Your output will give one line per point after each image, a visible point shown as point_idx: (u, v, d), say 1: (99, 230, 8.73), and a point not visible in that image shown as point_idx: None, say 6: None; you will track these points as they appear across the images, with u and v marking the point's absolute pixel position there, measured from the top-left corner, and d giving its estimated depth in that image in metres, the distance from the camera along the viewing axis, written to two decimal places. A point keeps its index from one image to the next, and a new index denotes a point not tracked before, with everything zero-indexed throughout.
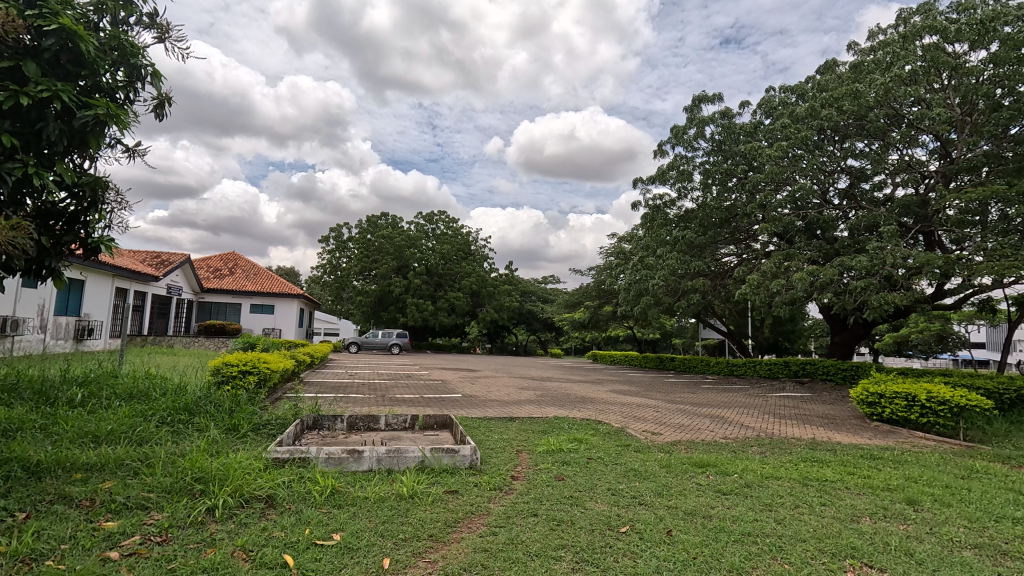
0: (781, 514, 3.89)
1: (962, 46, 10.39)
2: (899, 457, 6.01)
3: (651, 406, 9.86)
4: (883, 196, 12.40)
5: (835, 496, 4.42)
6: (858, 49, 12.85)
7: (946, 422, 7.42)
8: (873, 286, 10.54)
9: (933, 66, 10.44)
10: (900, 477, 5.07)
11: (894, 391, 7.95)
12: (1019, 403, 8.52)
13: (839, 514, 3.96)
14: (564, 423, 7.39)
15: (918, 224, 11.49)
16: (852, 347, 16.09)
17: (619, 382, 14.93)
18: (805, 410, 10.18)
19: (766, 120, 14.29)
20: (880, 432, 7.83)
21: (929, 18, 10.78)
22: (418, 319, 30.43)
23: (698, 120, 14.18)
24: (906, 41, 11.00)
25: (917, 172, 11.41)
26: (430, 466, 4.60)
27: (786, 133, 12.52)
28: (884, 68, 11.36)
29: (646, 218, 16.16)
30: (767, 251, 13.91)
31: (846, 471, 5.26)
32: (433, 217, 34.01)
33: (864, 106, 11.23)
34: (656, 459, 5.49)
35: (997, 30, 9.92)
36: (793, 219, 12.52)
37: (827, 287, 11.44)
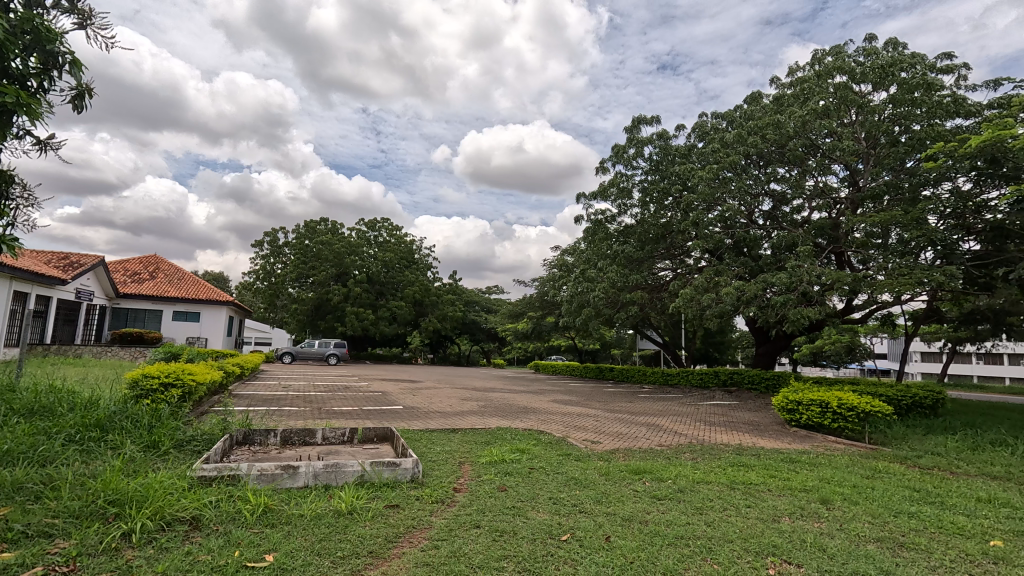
0: (710, 516, 4.12)
1: (866, 86, 11.56)
2: (814, 460, 6.51)
3: (590, 416, 10.08)
4: (801, 218, 13.48)
5: (759, 498, 4.72)
6: (779, 83, 13.96)
7: (854, 426, 8.12)
8: (792, 301, 11.37)
9: (843, 103, 11.57)
10: (815, 478, 5.50)
11: (811, 398, 8.62)
12: (915, 409, 9.50)
13: (763, 514, 4.24)
14: (507, 433, 7.44)
15: (831, 245, 12.58)
16: (774, 357, 17.25)
17: (560, 393, 15.20)
18: (733, 417, 10.77)
19: (699, 143, 15.17)
20: (798, 436, 8.46)
21: (840, 59, 11.91)
22: (358, 329, 29.61)
23: (637, 140, 14.85)
24: (821, 79, 12.08)
25: (830, 197, 12.50)
26: (369, 481, 4.48)
27: (716, 156, 13.36)
28: (803, 101, 12.47)
29: (588, 232, 16.53)
30: (699, 266, 14.76)
31: (769, 474, 5.64)
32: (375, 224, 33.28)
33: (785, 135, 12.18)
34: (596, 467, 5.63)
35: (895, 75, 11.16)
36: (722, 237, 13.34)
37: (752, 301, 12.23)
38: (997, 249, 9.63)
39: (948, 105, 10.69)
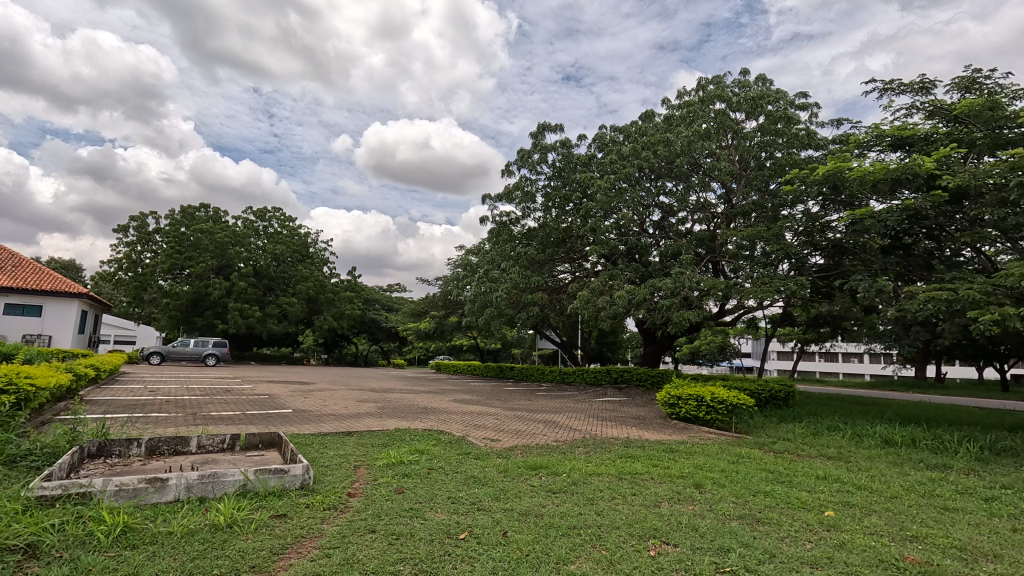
0: (600, 506, 4.37)
1: (741, 114, 12.98)
2: (690, 449, 7.18)
3: (490, 414, 10.21)
4: (684, 229, 14.77)
5: (643, 486, 5.09)
6: (669, 104, 15.19)
7: (723, 417, 9.07)
8: (675, 305, 12.43)
9: (721, 127, 12.88)
10: (690, 466, 6.06)
11: (689, 393, 9.49)
12: (771, 401, 10.85)
13: (646, 501, 4.59)
14: (405, 434, 7.28)
15: (708, 254, 13.94)
16: (658, 356, 18.74)
17: (461, 392, 15.22)
18: (622, 412, 11.51)
19: (598, 153, 16.02)
20: (678, 428, 9.27)
21: (720, 88, 13.25)
22: (243, 327, 27.23)
23: (541, 145, 15.31)
24: (704, 104, 13.34)
25: (709, 212, 13.85)
26: (253, 490, 4.14)
27: (613, 167, 14.20)
28: (689, 122, 13.68)
29: (493, 232, 16.73)
30: (595, 270, 15.60)
31: (651, 463, 6.11)
32: (266, 214, 30.85)
33: (673, 152, 13.28)
34: (494, 465, 5.72)
35: (763, 107, 12.65)
36: (617, 243, 14.23)
37: (642, 304, 13.17)
38: (836, 263, 11.29)
39: (803, 137, 12.35)
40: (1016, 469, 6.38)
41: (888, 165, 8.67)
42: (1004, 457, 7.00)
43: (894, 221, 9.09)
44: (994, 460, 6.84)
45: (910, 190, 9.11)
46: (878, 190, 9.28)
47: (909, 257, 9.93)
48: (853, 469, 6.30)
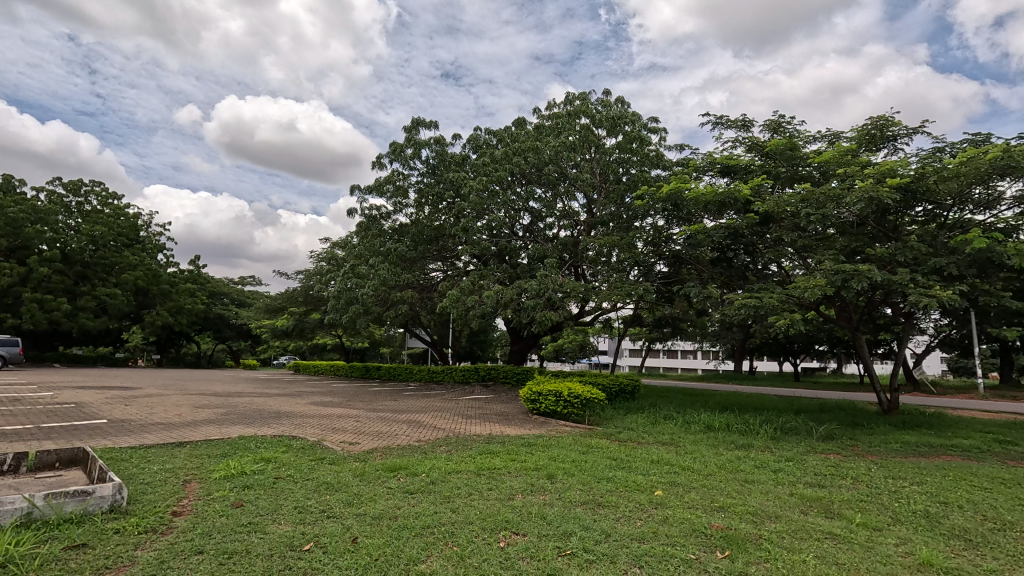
0: (457, 503, 4.43)
1: (602, 131, 14.10)
2: (546, 442, 7.60)
3: (352, 417, 9.76)
4: (551, 234, 15.61)
5: (500, 480, 5.28)
6: (540, 114, 15.92)
7: (578, 411, 9.76)
8: (539, 305, 13.07)
9: (585, 141, 13.87)
10: (545, 458, 6.43)
11: (548, 389, 10.06)
12: (620, 394, 11.96)
13: (501, 494, 4.76)
14: (251, 443, 6.64)
15: (571, 259, 14.91)
16: (524, 354, 19.54)
17: (321, 394, 14.30)
18: (487, 409, 11.78)
19: (472, 154, 16.22)
20: (538, 422, 9.76)
21: (585, 104, 14.26)
22: (44, 322, 22.54)
23: (415, 141, 15.05)
24: (571, 118, 14.26)
25: (573, 219, 14.81)
26: (42, 519, 3.47)
27: (486, 169, 14.50)
28: (557, 134, 14.51)
29: (361, 226, 16.03)
30: (466, 269, 15.79)
31: (510, 458, 6.35)
32: (80, 188, 25.91)
33: (542, 160, 13.95)
34: (350, 469, 5.47)
35: (621, 126, 13.87)
36: (487, 244, 14.56)
37: (509, 304, 13.64)
38: (676, 271, 12.82)
39: (653, 157, 13.73)
40: (797, 444, 7.87)
41: (717, 189, 10.07)
42: (790, 435, 8.57)
43: (720, 237, 10.59)
44: (783, 438, 8.34)
45: (732, 212, 10.68)
46: (708, 210, 10.73)
47: (731, 269, 11.65)
48: (680, 453, 7.22)
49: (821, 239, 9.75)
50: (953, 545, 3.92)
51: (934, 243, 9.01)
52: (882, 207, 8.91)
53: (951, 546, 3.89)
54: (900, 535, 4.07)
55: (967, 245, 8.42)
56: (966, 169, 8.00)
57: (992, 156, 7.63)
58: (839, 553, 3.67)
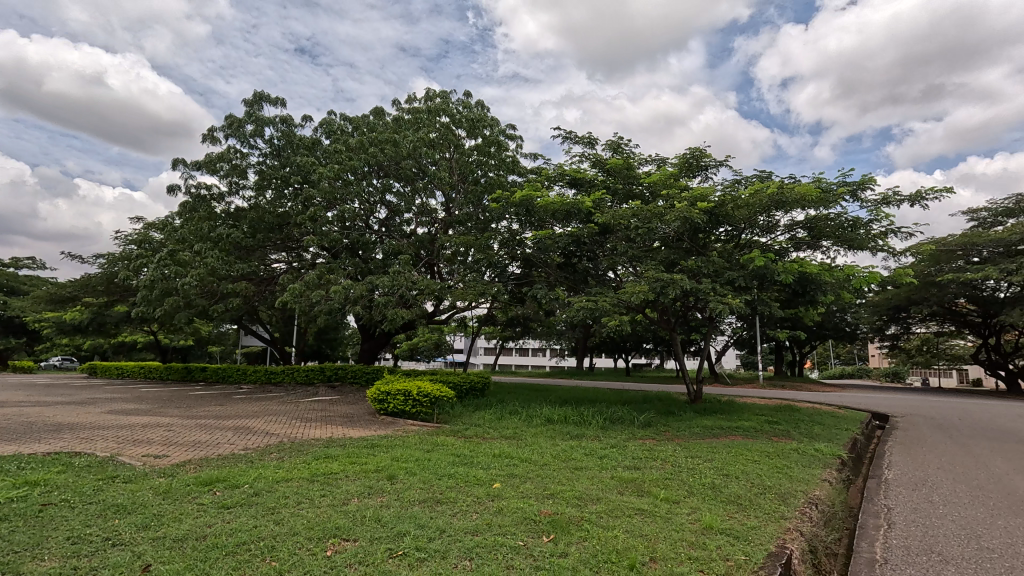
0: (281, 514, 4.09)
1: (462, 132, 14.26)
2: (391, 443, 7.43)
3: (162, 425, 8.44)
4: (408, 230, 15.33)
5: (335, 485, 5.00)
6: (400, 106, 15.52)
7: (427, 409, 9.69)
8: (392, 302, 12.73)
9: (445, 139, 13.88)
10: (387, 459, 6.27)
11: (397, 388, 9.81)
12: (470, 391, 12.19)
13: (334, 500, 4.52)
14: (12, 464, 5.35)
15: (428, 257, 14.81)
16: (376, 353, 18.86)
17: (125, 400, 12.12)
18: (330, 411, 11.11)
19: (325, 139, 15.20)
20: (384, 423, 9.47)
21: (446, 103, 14.28)
22: None
23: (257, 117, 13.60)
24: (432, 115, 14.17)
25: (430, 216, 14.69)
26: None
27: (340, 157, 13.71)
28: (416, 129, 14.29)
29: (186, 207, 13.99)
30: (314, 262, 14.75)
31: (349, 461, 6.06)
32: None
33: (400, 154, 13.61)
34: (152, 486, 4.72)
35: (481, 130, 14.17)
36: (338, 237, 13.80)
37: (359, 301, 13.06)
38: (527, 273, 13.50)
39: (509, 162, 14.20)
40: (621, 432, 8.81)
41: (564, 198, 10.84)
42: (616, 424, 9.57)
43: (565, 243, 11.42)
44: (611, 427, 9.28)
45: (577, 221, 11.57)
46: (556, 217, 11.50)
47: (574, 273, 12.62)
48: (521, 445, 7.60)
49: (648, 251, 11.08)
50: (728, 509, 4.73)
51: (731, 259, 10.79)
52: (694, 226, 10.42)
53: (727, 510, 4.68)
54: (691, 505, 4.80)
55: (752, 262, 10.25)
56: (754, 199, 9.72)
57: (772, 190, 9.39)
58: (643, 526, 4.18)
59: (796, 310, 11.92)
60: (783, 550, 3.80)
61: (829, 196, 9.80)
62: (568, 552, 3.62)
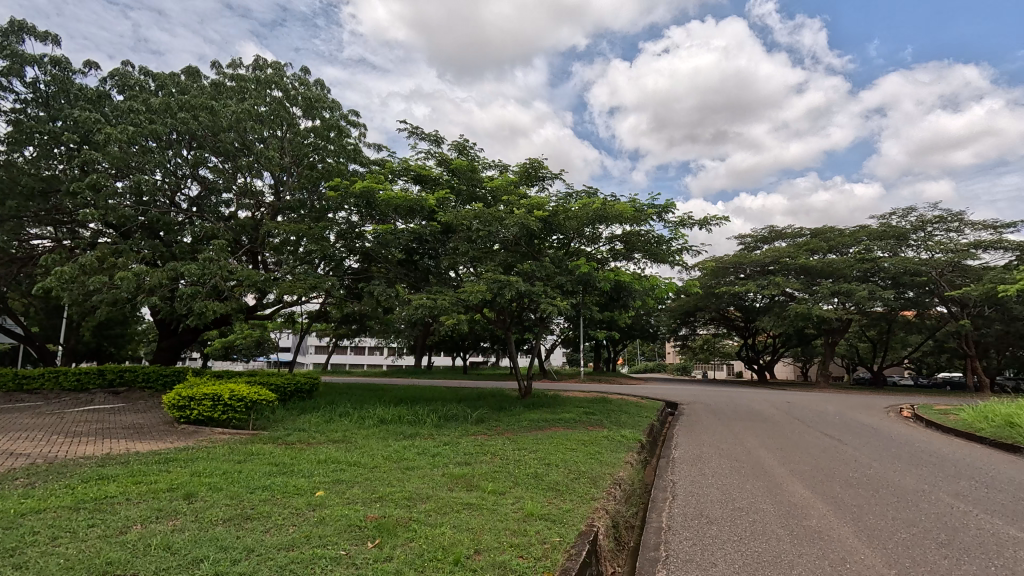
0: (26, 556, 3.24)
1: (297, 110, 13.05)
2: (192, 455, 6.43)
3: None
4: (226, 212, 13.52)
5: (109, 512, 4.14)
6: (221, 70, 13.57)
7: (241, 415, 8.61)
8: (200, 294, 11.05)
9: (275, 116, 12.54)
10: (185, 474, 5.41)
11: (203, 393, 8.52)
12: (295, 393, 11.19)
13: (107, 531, 3.74)
14: None
15: (250, 244, 13.24)
16: (178, 352, 16.20)
17: None
18: (111, 422, 9.21)
19: (117, 95, 12.62)
20: (184, 433, 8.16)
21: (279, 76, 12.93)
22: None
23: (13, 52, 10.67)
24: (261, 86, 12.72)
25: (255, 199, 13.14)
26: None
27: (137, 118, 11.50)
28: (241, 99, 12.66)
29: None
30: (94, 241, 12.14)
31: (132, 481, 5.08)
32: None
33: (219, 125, 11.90)
34: None
35: (319, 111, 13.13)
36: (131, 214, 11.65)
37: (156, 290, 11.09)
38: (365, 268, 12.90)
39: (350, 150, 13.30)
40: (455, 430, 8.95)
41: (407, 194, 10.63)
42: (450, 421, 9.69)
43: (406, 240, 11.19)
44: (445, 424, 9.36)
45: (420, 218, 11.43)
46: (398, 213, 11.20)
47: (415, 271, 12.46)
48: (350, 449, 7.20)
49: (487, 252, 11.44)
50: (548, 496, 5.11)
51: (561, 265, 11.72)
52: (530, 232, 11.06)
53: (547, 497, 5.05)
54: (515, 495, 5.07)
55: (578, 268, 11.26)
56: (582, 211, 10.68)
57: (597, 205, 10.42)
58: (470, 519, 4.28)
59: (612, 313, 13.42)
60: (591, 529, 4.23)
61: (641, 215, 11.24)
62: (393, 555, 3.53)
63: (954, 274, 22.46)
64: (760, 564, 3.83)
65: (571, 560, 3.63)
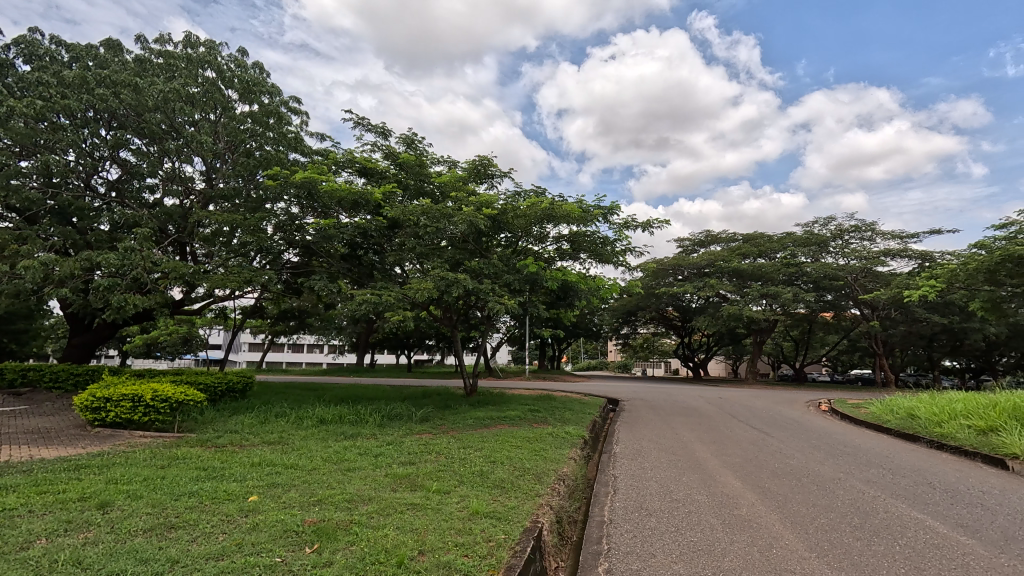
0: None
1: (232, 93, 12.31)
2: (108, 461, 5.92)
3: None
4: (151, 199, 12.58)
5: (7, 527, 3.73)
6: (146, 45, 12.55)
7: (164, 417, 8.00)
8: (119, 286, 10.17)
9: (208, 98, 11.75)
10: (99, 482, 4.97)
11: (121, 393, 7.85)
12: (226, 393, 10.57)
13: (5, 547, 3.37)
14: None
15: (178, 233, 12.37)
16: (93, 349, 14.89)
17: None
18: (10, 426, 8.31)
19: (23, 65, 11.44)
20: (98, 437, 7.48)
21: (213, 55, 12.14)
22: None
23: None
24: (192, 65, 11.92)
25: (184, 185, 12.30)
26: None
27: (46, 92, 10.49)
28: (169, 78, 11.80)
29: None
30: None
31: (35, 491, 4.60)
32: None
33: (143, 104, 11.02)
34: None
35: (257, 95, 12.43)
36: (39, 197, 10.67)
37: (67, 282, 10.14)
38: (306, 263, 12.39)
39: (291, 139, 12.64)
40: (398, 429, 8.76)
41: (351, 187, 10.28)
42: (394, 421, 9.49)
43: (350, 235, 10.82)
44: (388, 424, 9.15)
45: (364, 212, 11.09)
46: (342, 206, 10.81)
47: (359, 266, 12.06)
48: (286, 451, 6.89)
49: (434, 249, 11.28)
50: (493, 493, 5.11)
51: (508, 263, 11.74)
52: (479, 230, 11.00)
53: (491, 495, 5.05)
54: (460, 494, 5.03)
55: (526, 267, 11.33)
56: (530, 210, 10.75)
57: (545, 205, 10.53)
58: (415, 520, 4.20)
59: (557, 312, 13.59)
60: (536, 525, 4.27)
61: (588, 216, 11.47)
62: (333, 560, 3.40)
63: (867, 279, 24.51)
64: (696, 553, 4.00)
65: (515, 557, 3.63)
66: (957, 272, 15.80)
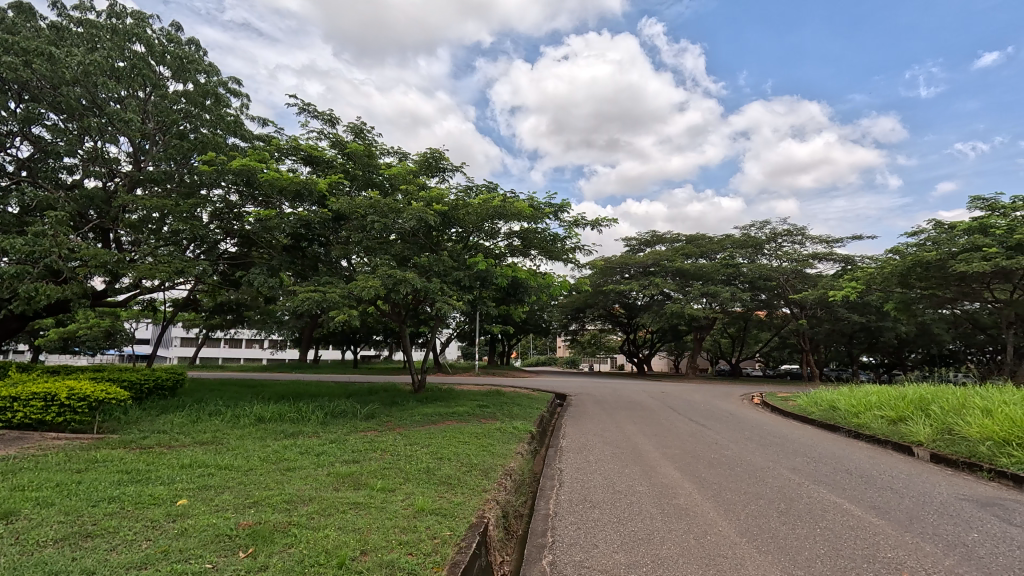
0: None
1: (163, 70, 11.49)
2: (15, 466, 5.41)
3: None
4: (69, 180, 11.56)
5: None
6: (64, 12, 11.47)
7: (82, 417, 7.41)
8: (30, 274, 9.28)
9: (135, 73, 10.89)
10: (2, 489, 4.52)
11: (32, 392, 7.17)
12: (154, 391, 9.88)
13: None
14: None
15: (99, 218, 11.42)
16: None
17: None
18: None
19: None
20: (4, 440, 6.81)
21: (141, 27, 11.26)
22: None
23: None
24: (117, 37, 11.00)
25: (107, 167, 11.36)
26: None
27: None
28: (90, 49, 10.85)
29: None
30: None
31: None
32: None
33: (59, 76, 10.07)
34: None
35: (191, 73, 11.66)
36: None
37: None
38: (244, 253, 11.77)
39: (229, 122, 11.93)
40: (342, 426, 8.52)
41: (294, 176, 9.86)
42: (338, 418, 9.19)
43: (293, 225, 10.37)
44: (331, 421, 8.88)
45: (309, 202, 10.66)
46: (285, 195, 10.34)
47: (302, 258, 11.57)
48: (220, 451, 6.55)
49: (383, 242, 11.02)
50: (439, 490, 5.05)
51: (459, 259, 11.65)
52: (428, 225, 10.82)
53: (437, 491, 5.00)
54: (405, 492, 4.94)
55: (477, 263, 11.27)
56: (482, 207, 10.72)
57: (496, 201, 10.52)
58: (357, 520, 4.09)
59: (507, 308, 13.61)
60: (481, 520, 4.27)
61: (538, 213, 11.56)
62: (269, 564, 3.26)
63: (797, 280, 26.14)
64: (637, 542, 4.14)
65: (460, 553, 3.62)
66: (875, 275, 17.14)
